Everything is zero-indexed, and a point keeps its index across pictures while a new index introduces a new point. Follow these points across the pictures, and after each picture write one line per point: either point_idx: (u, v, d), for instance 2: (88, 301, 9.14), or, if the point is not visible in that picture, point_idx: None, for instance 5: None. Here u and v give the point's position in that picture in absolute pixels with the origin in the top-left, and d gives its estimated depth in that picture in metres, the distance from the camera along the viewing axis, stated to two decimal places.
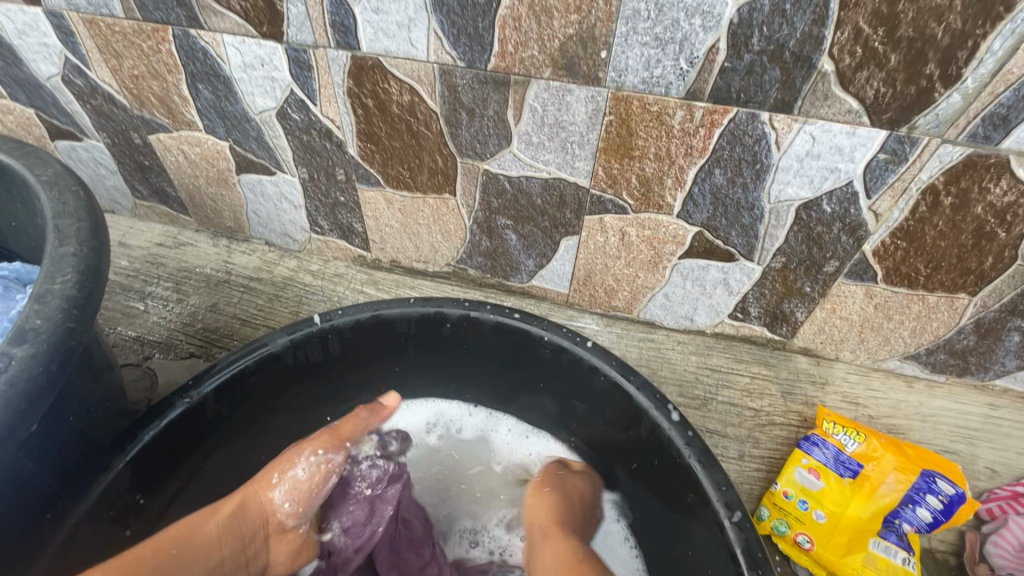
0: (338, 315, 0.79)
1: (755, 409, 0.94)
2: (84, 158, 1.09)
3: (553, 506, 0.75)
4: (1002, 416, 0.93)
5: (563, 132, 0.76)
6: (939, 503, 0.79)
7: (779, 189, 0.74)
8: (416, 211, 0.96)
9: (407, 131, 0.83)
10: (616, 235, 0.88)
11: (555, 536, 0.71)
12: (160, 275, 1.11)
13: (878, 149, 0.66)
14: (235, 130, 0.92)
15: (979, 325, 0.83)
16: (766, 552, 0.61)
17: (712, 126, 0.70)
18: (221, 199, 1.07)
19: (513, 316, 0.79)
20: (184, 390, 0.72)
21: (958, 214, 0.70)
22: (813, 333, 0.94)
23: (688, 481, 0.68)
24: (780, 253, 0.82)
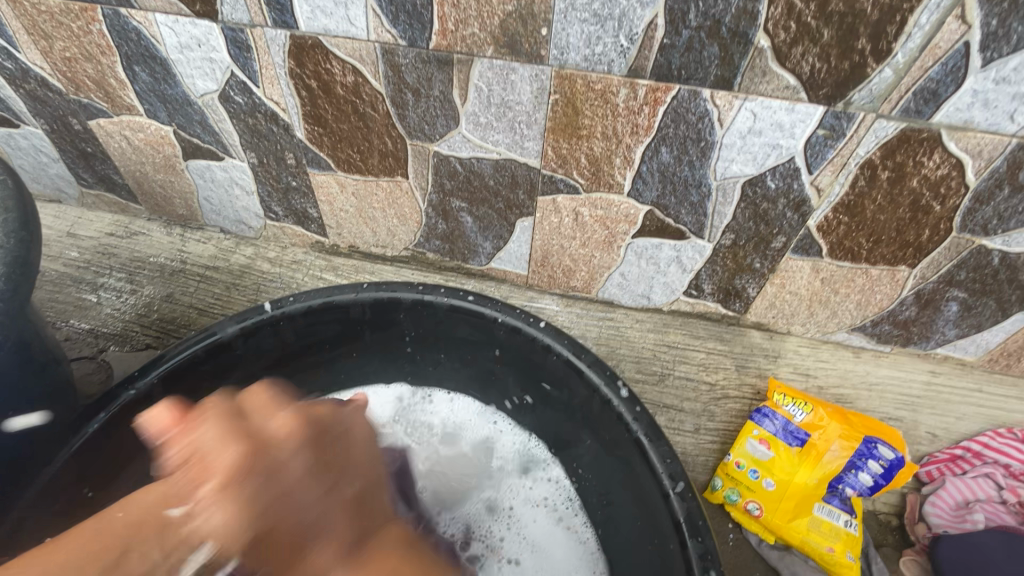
0: (289, 302, 0.78)
1: (710, 383, 0.96)
2: (22, 145, 1.05)
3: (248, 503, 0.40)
4: (943, 383, 0.97)
5: (510, 112, 0.75)
6: (879, 468, 0.84)
7: (725, 166, 0.75)
8: (370, 195, 0.95)
9: (353, 113, 0.81)
10: (570, 215, 0.88)
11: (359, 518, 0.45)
12: (113, 265, 1.08)
13: (816, 126, 0.67)
14: (177, 114, 0.89)
15: (920, 296, 0.85)
16: (707, 520, 0.63)
17: (655, 104, 0.70)
18: (171, 186, 1.04)
19: (466, 299, 0.79)
20: (128, 381, 0.70)
21: (895, 188, 0.72)
22: (765, 308, 0.96)
23: (636, 454, 0.69)
24: (730, 230, 0.83)
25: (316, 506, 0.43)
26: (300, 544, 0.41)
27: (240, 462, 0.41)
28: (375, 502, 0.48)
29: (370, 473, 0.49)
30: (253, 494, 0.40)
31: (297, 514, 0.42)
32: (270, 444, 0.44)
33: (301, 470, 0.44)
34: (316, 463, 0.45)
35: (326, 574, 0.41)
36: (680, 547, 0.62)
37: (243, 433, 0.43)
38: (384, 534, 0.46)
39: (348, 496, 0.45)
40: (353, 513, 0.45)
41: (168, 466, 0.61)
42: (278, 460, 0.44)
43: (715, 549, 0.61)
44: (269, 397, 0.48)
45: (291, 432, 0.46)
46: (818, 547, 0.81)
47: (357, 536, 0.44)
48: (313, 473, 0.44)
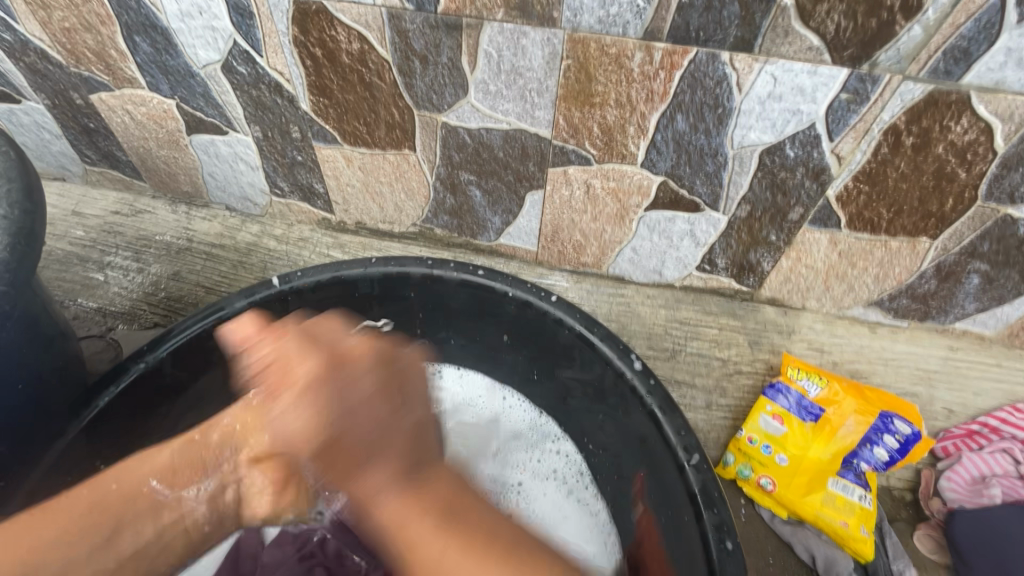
0: (297, 276, 0.77)
1: (723, 359, 0.95)
2: (24, 122, 1.03)
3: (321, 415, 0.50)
4: (960, 358, 0.95)
5: (521, 79, 0.73)
6: (895, 442, 0.83)
7: (742, 134, 0.72)
8: (377, 169, 0.93)
9: (359, 83, 0.79)
10: (581, 188, 0.86)
11: (391, 394, 0.53)
12: (119, 243, 1.08)
13: (840, 89, 0.65)
14: (180, 86, 0.87)
15: (940, 268, 0.83)
16: (722, 492, 0.62)
17: (671, 68, 0.67)
18: (175, 162, 1.03)
19: (476, 273, 0.78)
20: (138, 355, 0.70)
21: (920, 155, 0.69)
22: (780, 283, 0.94)
23: (650, 427, 0.68)
24: (745, 202, 0.81)
25: (378, 425, 0.51)
26: (361, 463, 0.49)
27: (316, 396, 0.50)
28: (430, 438, 0.54)
29: (423, 412, 0.55)
30: (326, 403, 0.50)
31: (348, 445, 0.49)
32: (349, 364, 0.53)
33: (370, 387, 0.52)
34: (385, 384, 0.53)
35: (378, 492, 0.48)
36: (695, 518, 0.62)
37: (322, 349, 0.53)
38: (439, 479, 0.51)
39: (401, 438, 0.51)
40: (400, 476, 0.49)
41: (166, 454, 0.57)
42: (299, 427, 0.50)
43: (730, 519, 0.60)
44: (314, 360, 0.52)
45: (364, 356, 0.54)
46: (832, 522, 0.80)
47: (402, 486, 0.48)
48: (383, 415, 0.51)
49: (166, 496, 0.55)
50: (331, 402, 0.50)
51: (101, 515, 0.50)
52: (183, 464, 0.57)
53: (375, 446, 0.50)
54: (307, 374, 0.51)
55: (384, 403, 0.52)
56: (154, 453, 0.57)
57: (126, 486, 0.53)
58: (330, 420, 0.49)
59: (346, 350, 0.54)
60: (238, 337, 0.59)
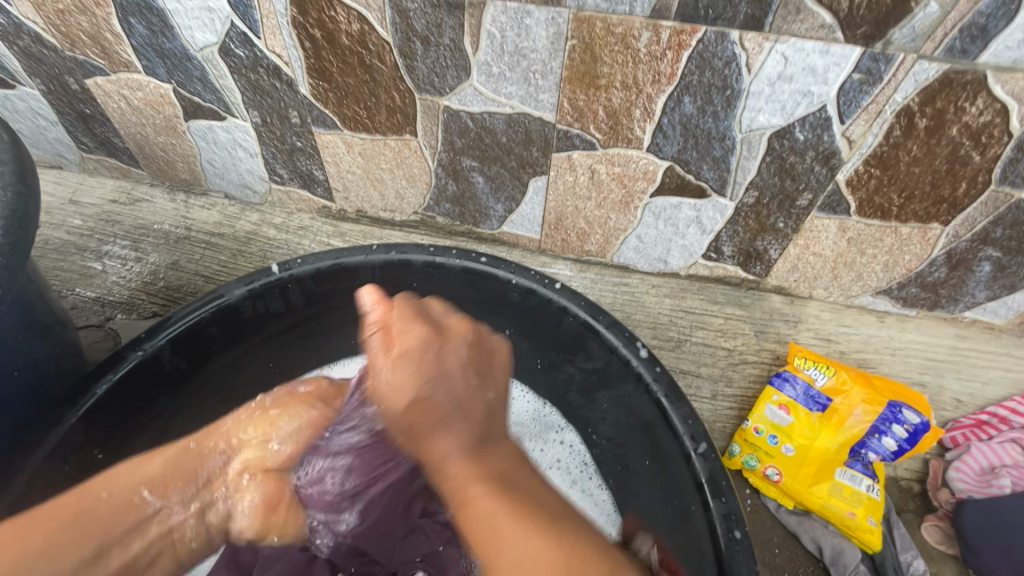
0: (297, 263, 0.76)
1: (728, 349, 0.94)
2: (20, 108, 1.02)
3: (416, 369, 0.53)
4: (970, 348, 0.94)
5: (524, 60, 0.71)
6: (904, 432, 0.81)
7: (751, 117, 0.71)
8: (378, 155, 0.91)
9: (359, 65, 0.78)
10: (586, 173, 0.84)
11: (483, 372, 0.57)
12: (117, 232, 1.06)
13: (852, 69, 0.63)
14: (176, 70, 0.86)
15: (951, 256, 0.82)
16: (730, 481, 0.61)
17: (679, 48, 0.66)
18: (173, 149, 1.01)
19: (479, 260, 0.76)
20: (136, 342, 0.69)
21: (933, 138, 0.68)
22: (787, 271, 0.93)
23: (655, 415, 0.67)
24: (753, 187, 0.80)
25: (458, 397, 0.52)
26: (441, 423, 0.50)
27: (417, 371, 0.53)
28: (500, 420, 0.55)
29: (499, 395, 0.57)
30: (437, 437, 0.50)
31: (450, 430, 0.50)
32: (448, 337, 0.56)
33: (457, 362, 0.55)
34: (473, 374, 0.55)
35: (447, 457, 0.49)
36: (703, 508, 0.61)
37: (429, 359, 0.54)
38: (498, 457, 0.50)
39: (478, 409, 0.53)
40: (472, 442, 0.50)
41: (157, 463, 0.59)
42: (397, 386, 0.52)
43: (738, 508, 0.59)
44: (410, 357, 0.53)
45: (462, 332, 0.58)
46: (839, 512, 0.80)
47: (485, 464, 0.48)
48: (468, 385, 0.54)
49: (152, 505, 0.56)
50: (430, 361, 0.54)
51: (85, 525, 0.50)
52: (175, 472, 0.59)
53: (448, 417, 0.51)
54: (422, 347, 0.54)
55: (427, 372, 0.53)
56: (142, 462, 0.58)
57: (114, 494, 0.54)
58: (427, 392, 0.52)
59: (449, 326, 0.58)
60: (370, 301, 0.58)
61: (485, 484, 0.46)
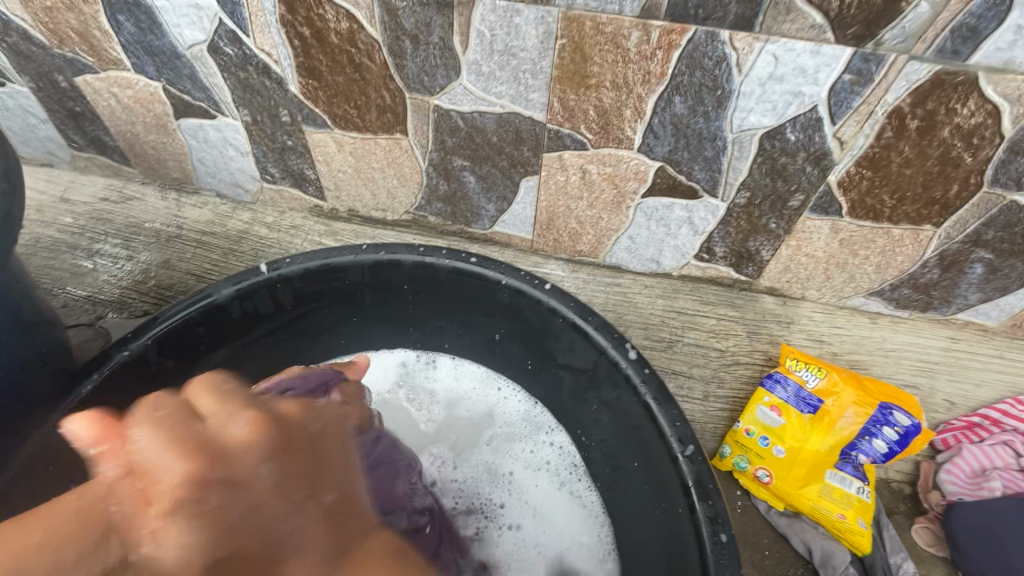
0: (286, 263, 0.75)
1: (720, 350, 0.93)
2: (9, 105, 1.01)
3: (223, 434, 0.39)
4: (962, 350, 0.93)
5: (514, 60, 0.70)
6: (894, 434, 0.81)
7: (742, 117, 0.70)
8: (369, 154, 0.91)
9: (349, 64, 0.77)
10: (577, 173, 0.84)
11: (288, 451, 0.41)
12: (108, 231, 1.06)
13: (842, 70, 0.62)
14: (165, 68, 0.85)
15: (944, 257, 0.82)
16: (717, 484, 0.61)
17: (669, 48, 0.65)
18: (164, 147, 1.01)
19: (469, 261, 0.76)
20: (122, 343, 0.69)
21: (925, 139, 0.67)
22: (780, 272, 0.93)
23: (644, 417, 0.67)
24: (745, 188, 0.79)
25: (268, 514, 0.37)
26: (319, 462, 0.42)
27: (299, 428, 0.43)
28: (356, 502, 0.43)
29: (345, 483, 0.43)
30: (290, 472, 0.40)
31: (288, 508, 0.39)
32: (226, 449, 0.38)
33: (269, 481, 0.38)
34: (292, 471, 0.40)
35: None
36: (689, 510, 0.61)
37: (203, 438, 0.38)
38: (369, 544, 0.40)
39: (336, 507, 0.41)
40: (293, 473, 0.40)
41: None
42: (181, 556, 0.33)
43: (725, 511, 0.59)
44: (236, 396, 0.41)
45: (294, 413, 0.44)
46: (830, 515, 0.80)
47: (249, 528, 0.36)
48: (298, 489, 0.39)
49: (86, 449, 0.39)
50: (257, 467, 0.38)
51: (88, 518, 0.35)
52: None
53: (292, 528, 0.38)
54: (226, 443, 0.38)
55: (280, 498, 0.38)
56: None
57: (112, 510, 0.35)
58: (213, 475, 0.36)
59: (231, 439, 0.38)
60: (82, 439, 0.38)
61: (323, 523, 0.39)
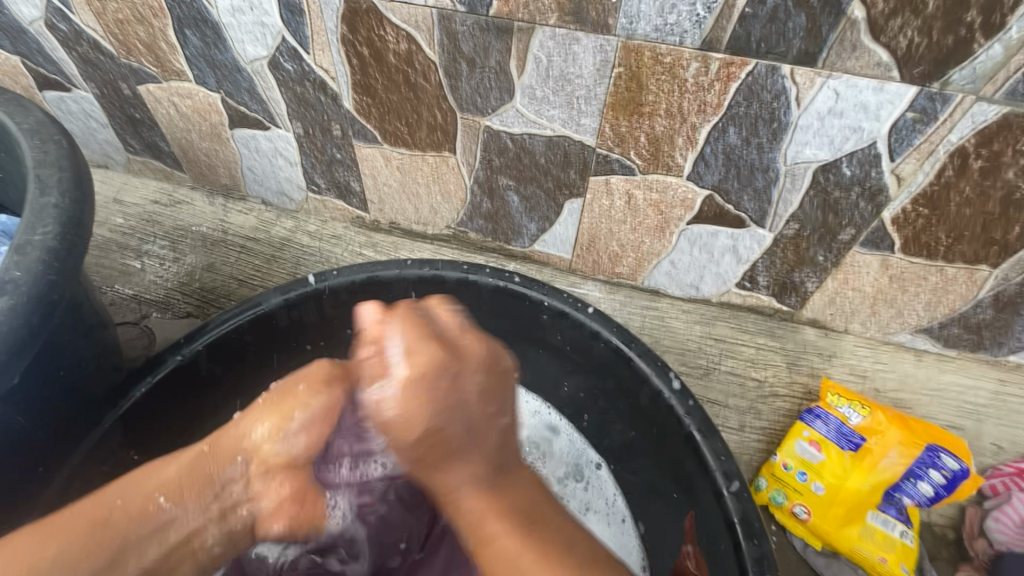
0: (333, 275, 0.77)
1: (758, 380, 0.92)
2: (73, 109, 1.05)
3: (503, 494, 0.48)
4: (1012, 393, 0.91)
5: (569, 85, 0.71)
6: (941, 478, 0.78)
7: (797, 150, 0.70)
8: (416, 170, 0.92)
9: (404, 83, 0.79)
10: (623, 198, 0.84)
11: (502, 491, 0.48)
12: (157, 233, 1.09)
13: (906, 107, 0.62)
14: (226, 80, 0.88)
15: (998, 298, 0.80)
16: (763, 523, 0.60)
17: (728, 79, 0.65)
18: (216, 154, 1.04)
19: (512, 280, 0.77)
20: (175, 347, 0.70)
21: (987, 180, 0.66)
22: (823, 304, 0.91)
23: (686, 449, 0.66)
24: (794, 220, 0.79)
25: (463, 410, 0.47)
26: (456, 455, 0.47)
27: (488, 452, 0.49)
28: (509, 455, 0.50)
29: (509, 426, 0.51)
30: (415, 412, 0.46)
31: (450, 439, 0.46)
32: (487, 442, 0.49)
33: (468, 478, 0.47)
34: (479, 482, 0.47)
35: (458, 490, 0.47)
36: (733, 548, 0.60)
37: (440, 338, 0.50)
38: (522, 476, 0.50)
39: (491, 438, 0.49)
40: (487, 478, 0.48)
41: (172, 466, 0.48)
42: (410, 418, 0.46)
43: (771, 553, 0.58)
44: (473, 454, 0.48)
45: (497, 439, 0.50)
46: (870, 556, 0.77)
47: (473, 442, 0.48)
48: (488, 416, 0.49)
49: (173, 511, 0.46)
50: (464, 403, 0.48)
51: (109, 522, 0.43)
52: (193, 477, 0.47)
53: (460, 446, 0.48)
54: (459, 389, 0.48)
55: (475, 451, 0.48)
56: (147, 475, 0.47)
57: (131, 502, 0.45)
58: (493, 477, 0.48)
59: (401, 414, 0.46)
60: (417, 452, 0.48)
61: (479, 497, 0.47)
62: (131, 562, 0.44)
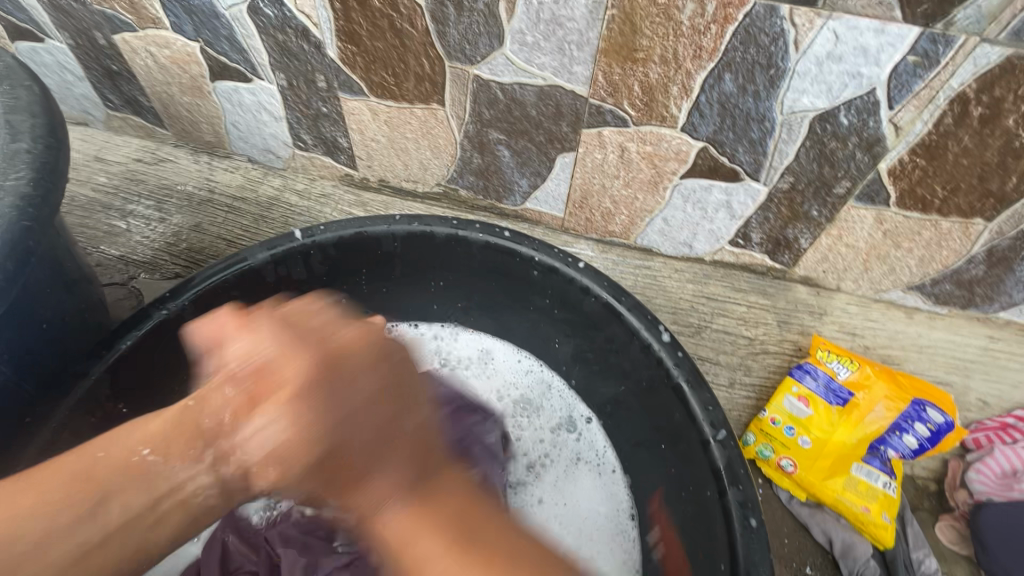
0: (320, 231, 0.75)
1: (750, 338, 0.92)
2: (47, 62, 1.02)
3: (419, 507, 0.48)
4: (1000, 349, 0.91)
5: (560, 30, 0.68)
6: (926, 431, 0.80)
7: (794, 98, 0.68)
8: (404, 124, 0.90)
9: (389, 29, 0.76)
10: (616, 151, 0.82)
11: (439, 513, 0.48)
12: (141, 192, 1.06)
13: (907, 51, 0.60)
14: (204, 28, 0.84)
15: (992, 253, 0.79)
16: (748, 470, 0.61)
17: (725, 21, 0.62)
18: (198, 109, 1.01)
19: (502, 235, 0.75)
20: (160, 300, 0.69)
21: (986, 129, 0.65)
22: (816, 262, 0.91)
23: (674, 400, 0.67)
24: (790, 173, 0.77)
25: (382, 432, 0.51)
26: (361, 473, 0.49)
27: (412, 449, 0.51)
28: (432, 442, 0.53)
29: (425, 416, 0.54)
30: (310, 414, 0.50)
31: (351, 440, 0.50)
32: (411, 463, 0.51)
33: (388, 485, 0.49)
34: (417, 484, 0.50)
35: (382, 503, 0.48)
36: (718, 494, 0.61)
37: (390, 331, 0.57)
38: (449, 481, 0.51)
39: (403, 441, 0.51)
40: (410, 488, 0.49)
41: (159, 421, 0.52)
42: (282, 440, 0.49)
43: (755, 498, 0.59)
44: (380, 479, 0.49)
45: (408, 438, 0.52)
46: (853, 506, 0.79)
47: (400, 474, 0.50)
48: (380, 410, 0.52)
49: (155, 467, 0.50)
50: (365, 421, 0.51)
51: (84, 483, 0.47)
52: (184, 429, 0.51)
53: (371, 452, 0.50)
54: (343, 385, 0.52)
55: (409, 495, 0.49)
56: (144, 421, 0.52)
57: (113, 456, 0.49)
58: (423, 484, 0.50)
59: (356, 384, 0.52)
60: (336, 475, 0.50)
61: (410, 511, 0.48)
62: (112, 509, 0.47)
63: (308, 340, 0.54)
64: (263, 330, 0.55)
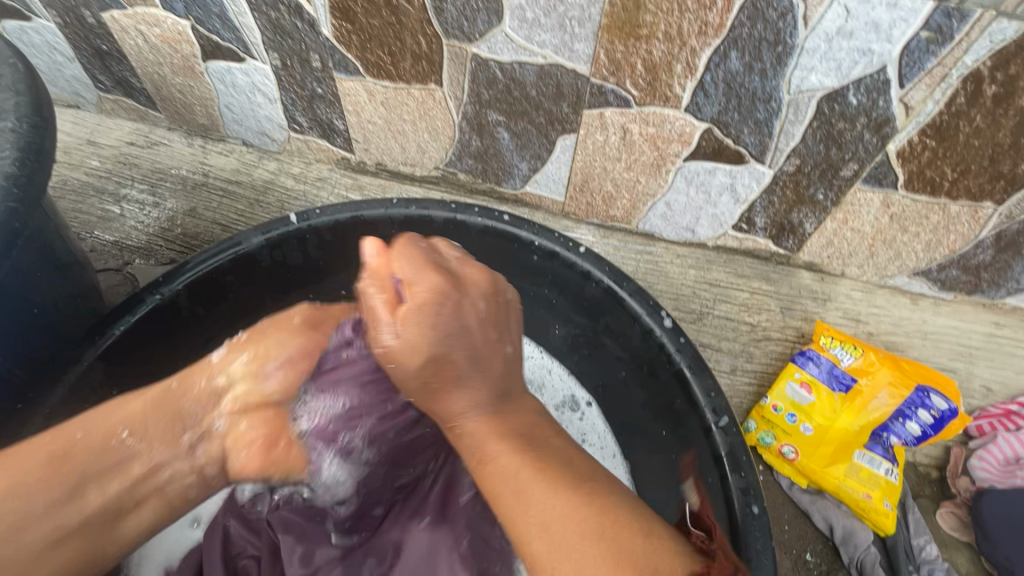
0: (315, 214, 0.74)
1: (752, 324, 0.91)
2: (35, 42, 0.99)
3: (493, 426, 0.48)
4: (1006, 335, 0.90)
5: (561, 6, 0.66)
6: (929, 418, 0.79)
7: (801, 77, 0.66)
8: (401, 105, 0.88)
9: (385, 5, 0.73)
10: (618, 132, 0.80)
11: (536, 442, 0.48)
12: (134, 176, 1.05)
13: (921, 26, 0.58)
14: (195, 5, 0.82)
15: (1001, 237, 0.78)
16: (750, 457, 0.60)
17: None
18: (191, 91, 0.98)
19: (501, 219, 0.74)
20: (153, 286, 0.68)
21: (999, 108, 0.63)
22: (821, 246, 0.89)
23: (676, 386, 0.66)
24: (796, 155, 0.75)
25: (476, 334, 0.49)
26: (457, 383, 0.48)
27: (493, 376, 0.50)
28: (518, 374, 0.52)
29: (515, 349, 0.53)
30: (425, 323, 0.47)
31: (452, 361, 0.48)
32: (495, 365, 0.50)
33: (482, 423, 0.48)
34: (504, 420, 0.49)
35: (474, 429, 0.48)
36: (719, 481, 0.60)
37: (436, 265, 0.50)
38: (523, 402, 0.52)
39: (497, 365, 0.50)
40: (496, 411, 0.49)
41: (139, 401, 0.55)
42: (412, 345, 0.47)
43: (757, 485, 0.58)
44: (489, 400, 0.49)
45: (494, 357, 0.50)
46: (854, 494, 0.78)
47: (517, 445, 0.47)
48: (488, 340, 0.50)
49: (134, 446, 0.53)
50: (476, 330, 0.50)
51: (64, 463, 0.49)
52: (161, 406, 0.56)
53: (462, 374, 0.48)
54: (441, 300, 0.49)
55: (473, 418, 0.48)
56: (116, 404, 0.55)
57: (93, 435, 0.52)
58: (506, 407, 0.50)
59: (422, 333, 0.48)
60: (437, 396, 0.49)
61: (513, 454, 0.46)
62: (93, 494, 0.51)
63: (436, 267, 0.50)
64: (402, 252, 0.50)
